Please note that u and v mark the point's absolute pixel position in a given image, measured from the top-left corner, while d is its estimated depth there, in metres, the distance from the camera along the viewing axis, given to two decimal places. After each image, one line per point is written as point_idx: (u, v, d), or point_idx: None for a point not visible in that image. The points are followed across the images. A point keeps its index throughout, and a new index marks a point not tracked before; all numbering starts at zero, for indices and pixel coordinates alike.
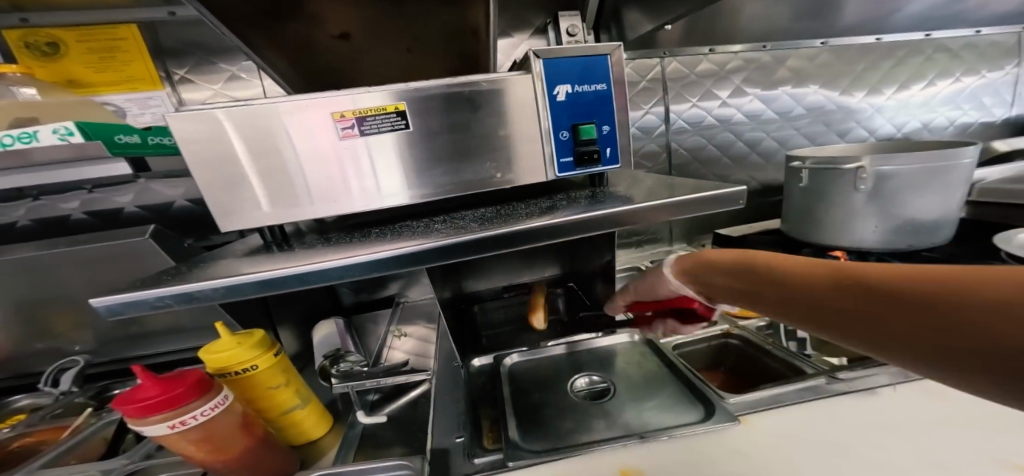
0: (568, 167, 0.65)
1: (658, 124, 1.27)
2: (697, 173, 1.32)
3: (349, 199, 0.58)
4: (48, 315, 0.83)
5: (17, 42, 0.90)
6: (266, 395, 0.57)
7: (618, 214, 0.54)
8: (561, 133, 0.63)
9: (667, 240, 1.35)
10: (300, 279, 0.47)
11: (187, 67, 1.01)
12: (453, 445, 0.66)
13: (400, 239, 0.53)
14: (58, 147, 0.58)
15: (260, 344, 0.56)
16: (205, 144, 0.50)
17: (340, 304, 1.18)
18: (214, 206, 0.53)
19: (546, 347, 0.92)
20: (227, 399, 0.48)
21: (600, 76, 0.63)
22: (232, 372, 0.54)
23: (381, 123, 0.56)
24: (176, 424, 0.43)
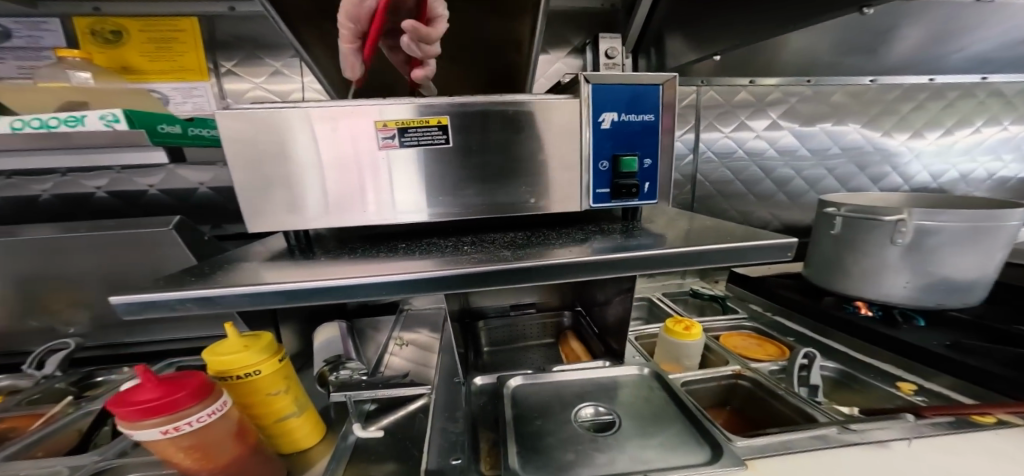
0: (602, 198, 0.62)
1: (687, 152, 1.25)
2: (720, 207, 1.30)
3: (370, 211, 0.58)
4: (46, 294, 0.86)
5: (84, 28, 0.95)
6: (264, 401, 0.57)
7: (646, 255, 0.52)
8: (600, 163, 0.61)
9: (682, 272, 1.33)
10: (327, 291, 0.47)
11: (235, 60, 1.04)
12: (450, 467, 0.63)
13: (429, 259, 0.53)
14: (104, 133, 0.60)
15: (267, 348, 0.56)
16: (249, 144, 0.52)
17: (345, 307, 1.18)
18: (246, 207, 0.54)
19: (551, 373, 0.90)
20: (225, 406, 0.48)
21: (650, 106, 0.59)
22: (235, 375, 0.53)
23: (422, 135, 0.57)
24: (170, 429, 0.43)
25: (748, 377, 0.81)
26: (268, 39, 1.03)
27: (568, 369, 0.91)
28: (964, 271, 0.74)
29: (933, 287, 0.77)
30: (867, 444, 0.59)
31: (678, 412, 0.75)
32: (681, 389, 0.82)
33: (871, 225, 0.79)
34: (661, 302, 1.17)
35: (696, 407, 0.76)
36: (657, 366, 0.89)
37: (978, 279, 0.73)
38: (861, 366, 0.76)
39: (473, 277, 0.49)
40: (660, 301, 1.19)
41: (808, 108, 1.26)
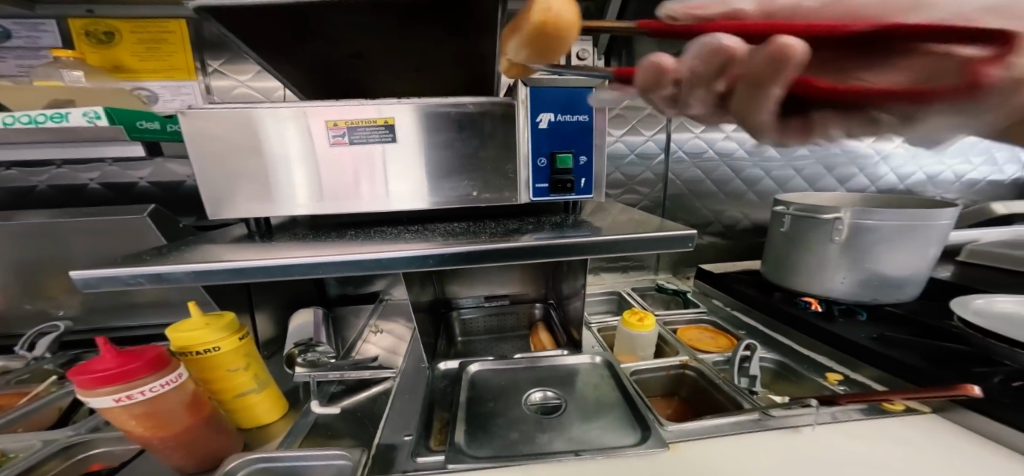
0: (542, 192, 0.66)
1: (657, 152, 1.28)
2: (689, 205, 1.34)
3: (355, 199, 0.64)
4: (41, 278, 0.93)
5: (79, 29, 1.01)
6: (223, 376, 0.62)
7: (574, 243, 0.57)
8: (539, 159, 0.65)
9: (654, 268, 1.36)
10: (270, 271, 0.53)
11: (221, 60, 1.10)
12: (401, 442, 0.70)
13: (372, 243, 0.58)
14: (86, 128, 0.66)
15: (227, 327, 0.61)
16: (214, 140, 0.58)
17: (326, 295, 1.23)
18: (208, 195, 0.60)
19: (510, 360, 0.95)
20: (179, 377, 0.53)
21: (584, 108, 0.64)
22: (195, 351, 0.58)
23: (367, 133, 0.61)
24: (122, 397, 0.48)
25: (693, 367, 0.86)
26: None
27: (530, 358, 0.96)
28: (900, 267, 0.75)
29: (870, 283, 0.80)
30: (781, 428, 0.63)
31: (618, 399, 0.79)
32: (630, 379, 0.86)
33: (814, 223, 0.82)
34: (630, 296, 1.19)
35: (639, 396, 0.80)
36: (609, 355, 0.94)
37: (912, 276, 0.74)
38: (798, 357, 0.80)
39: (433, 260, 0.55)
40: (630, 295, 1.22)
41: None
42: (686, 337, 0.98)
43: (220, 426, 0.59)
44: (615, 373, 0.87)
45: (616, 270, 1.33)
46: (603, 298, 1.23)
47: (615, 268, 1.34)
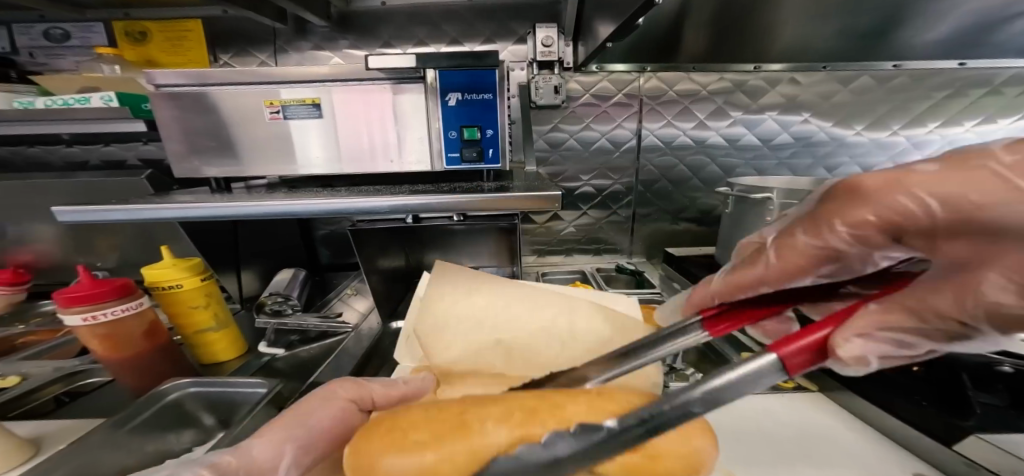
0: (455, 161, 0.81)
1: (629, 138, 1.23)
2: (666, 192, 1.30)
3: (375, 163, 0.83)
4: None
5: (122, 30, 1.21)
6: (186, 311, 0.73)
7: (466, 200, 0.73)
8: (451, 132, 0.79)
9: (625, 252, 1.36)
10: (227, 215, 0.70)
11: (230, 53, 1.26)
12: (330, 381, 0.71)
13: (311, 195, 0.75)
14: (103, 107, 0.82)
15: (189, 269, 0.71)
16: (204, 119, 0.81)
17: (317, 262, 1.37)
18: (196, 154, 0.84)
19: None
20: (138, 307, 0.63)
21: (488, 86, 0.76)
22: (161, 287, 0.69)
23: (301, 111, 0.80)
24: (89, 317, 0.58)
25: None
26: (253, 34, 1.24)
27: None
28: None
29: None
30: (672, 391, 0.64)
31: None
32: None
33: (750, 204, 0.81)
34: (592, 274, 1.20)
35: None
36: None
37: None
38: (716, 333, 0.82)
39: (421, 206, 0.72)
40: (593, 275, 1.22)
41: (758, 95, 1.22)
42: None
43: (175, 354, 0.70)
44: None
45: (587, 252, 1.34)
46: (567, 277, 1.25)
47: (588, 250, 1.35)
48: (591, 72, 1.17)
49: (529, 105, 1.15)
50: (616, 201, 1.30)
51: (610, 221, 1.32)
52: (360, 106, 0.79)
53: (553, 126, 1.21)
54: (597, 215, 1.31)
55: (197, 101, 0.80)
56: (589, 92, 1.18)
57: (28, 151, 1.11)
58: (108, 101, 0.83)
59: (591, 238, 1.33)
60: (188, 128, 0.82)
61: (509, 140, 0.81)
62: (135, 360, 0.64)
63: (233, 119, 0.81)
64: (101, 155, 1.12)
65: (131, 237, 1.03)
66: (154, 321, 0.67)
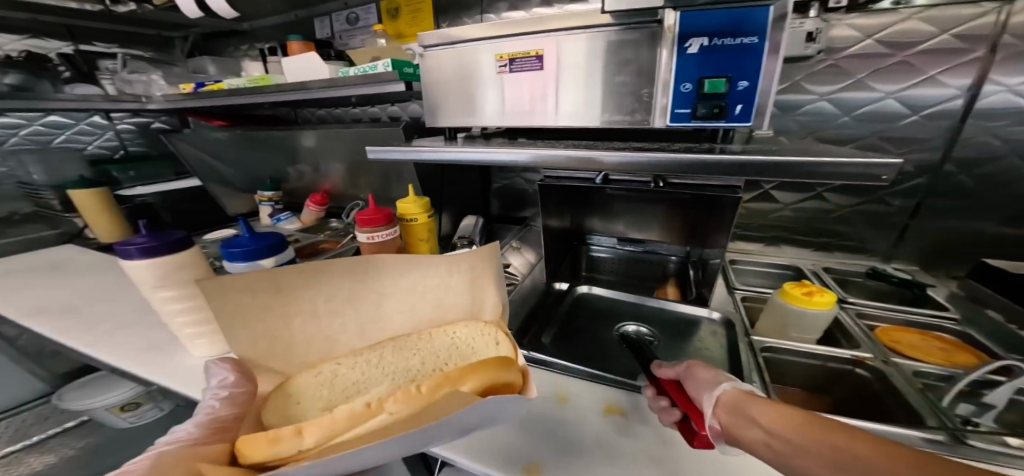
0: (684, 117, 0.64)
1: (954, 95, 0.80)
2: (1006, 180, 0.82)
3: (529, 115, 0.79)
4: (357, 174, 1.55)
5: (385, 11, 1.52)
6: (417, 242, 0.87)
7: (702, 156, 0.60)
8: (684, 85, 0.63)
9: (880, 252, 0.97)
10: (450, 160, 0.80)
11: (446, 21, 1.42)
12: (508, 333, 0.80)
13: (524, 149, 0.75)
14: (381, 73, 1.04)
15: (421, 207, 0.85)
16: (437, 74, 0.86)
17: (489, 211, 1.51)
18: (430, 110, 0.91)
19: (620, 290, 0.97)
20: (394, 234, 0.78)
21: (756, 25, 0.55)
22: (405, 219, 0.85)
23: (525, 65, 0.75)
24: (370, 236, 0.75)
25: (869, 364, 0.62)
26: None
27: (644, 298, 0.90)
28: None
29: None
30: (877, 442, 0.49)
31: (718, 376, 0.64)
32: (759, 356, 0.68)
33: None
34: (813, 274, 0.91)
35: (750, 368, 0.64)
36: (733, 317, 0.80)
37: None
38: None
39: (641, 165, 0.66)
40: (817, 275, 0.92)
41: None
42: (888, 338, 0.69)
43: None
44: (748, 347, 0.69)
45: (809, 246, 1.01)
46: (775, 272, 0.98)
47: (812, 245, 1.01)
48: (881, 10, 0.79)
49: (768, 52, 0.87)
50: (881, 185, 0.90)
51: (863, 210, 0.94)
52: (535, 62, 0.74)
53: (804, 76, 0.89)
54: (839, 201, 0.95)
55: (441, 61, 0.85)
56: (874, 37, 0.81)
57: (333, 112, 1.59)
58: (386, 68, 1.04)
59: (819, 229, 0.99)
60: (431, 83, 0.88)
61: (774, 94, 0.58)
62: None
63: (460, 79, 0.84)
64: (368, 115, 1.51)
65: (381, 177, 1.35)
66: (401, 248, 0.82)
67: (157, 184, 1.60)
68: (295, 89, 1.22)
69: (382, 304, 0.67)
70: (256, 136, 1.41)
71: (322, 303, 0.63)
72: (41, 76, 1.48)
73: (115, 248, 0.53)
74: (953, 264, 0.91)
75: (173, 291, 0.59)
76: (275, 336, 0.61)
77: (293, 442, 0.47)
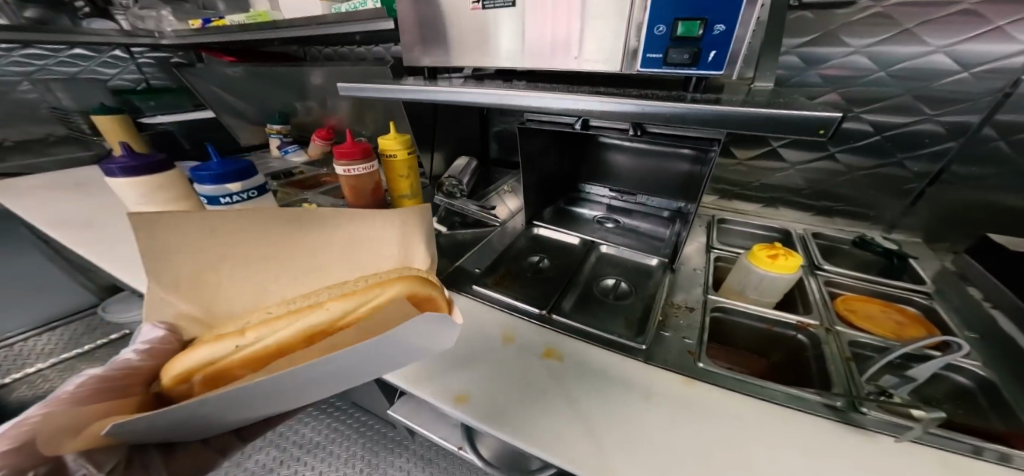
0: (655, 63, 0.52)
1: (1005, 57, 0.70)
2: None
3: (436, 53, 0.81)
4: (360, 116, 1.40)
5: None
6: (396, 179, 0.80)
7: (670, 108, 0.53)
8: (657, 28, 0.49)
9: (882, 223, 0.93)
10: (426, 95, 0.75)
11: None
12: (471, 270, 0.82)
13: (515, 92, 0.66)
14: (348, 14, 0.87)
15: (402, 143, 0.77)
16: (414, 10, 0.78)
17: (487, 156, 1.37)
18: (405, 46, 0.84)
19: (568, 233, 0.95)
20: (371, 168, 0.74)
21: None
22: (386, 156, 0.78)
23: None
24: (345, 169, 0.72)
25: (808, 331, 0.68)
26: None
27: (614, 247, 0.90)
28: None
29: None
30: (766, 405, 0.56)
31: (677, 326, 0.70)
32: (710, 314, 0.72)
33: None
34: (801, 242, 0.89)
35: (697, 320, 0.70)
36: (676, 267, 0.83)
37: None
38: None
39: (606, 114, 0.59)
40: (803, 241, 0.90)
41: None
42: (845, 307, 0.73)
43: None
44: (701, 304, 0.73)
45: (809, 210, 0.97)
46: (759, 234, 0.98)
47: (810, 208, 0.98)
48: None
49: (789, 5, 0.79)
50: (908, 148, 0.83)
51: (878, 175, 0.88)
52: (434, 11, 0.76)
53: (837, 28, 0.80)
54: (853, 164, 0.89)
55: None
56: None
57: (340, 50, 1.45)
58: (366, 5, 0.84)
59: (831, 193, 0.94)
60: (415, 21, 0.79)
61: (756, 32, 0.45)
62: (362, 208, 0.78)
63: (438, 17, 0.76)
64: (373, 54, 1.40)
65: (381, 109, 1.30)
66: (379, 182, 0.78)
67: (175, 114, 1.63)
68: (269, 27, 1.03)
69: (314, 252, 0.62)
70: (263, 73, 1.36)
71: (243, 243, 0.58)
72: (62, 13, 1.46)
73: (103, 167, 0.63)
74: (960, 230, 0.86)
75: (159, 209, 0.69)
76: (186, 277, 0.56)
77: (232, 341, 0.54)
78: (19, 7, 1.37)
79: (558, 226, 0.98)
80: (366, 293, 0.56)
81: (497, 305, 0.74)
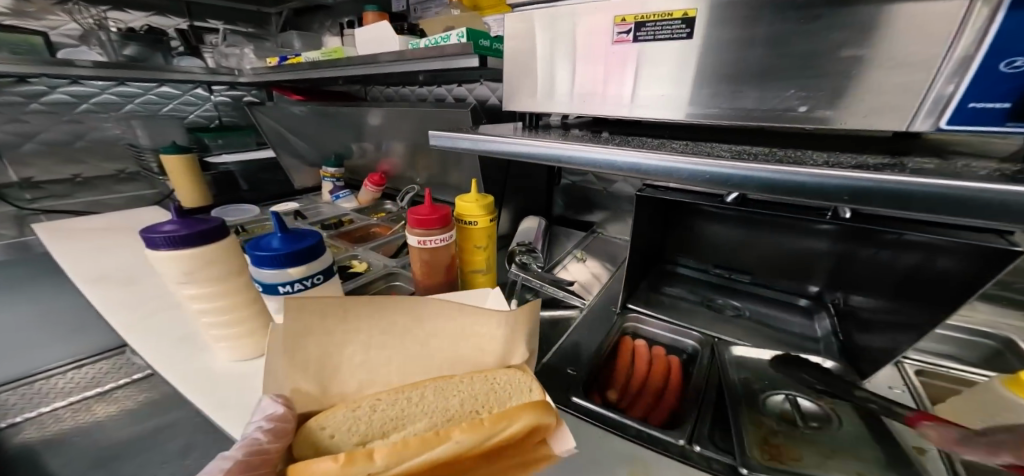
0: (991, 118, 0.31)
1: None
2: None
3: (537, 100, 0.60)
4: (416, 161, 1.27)
5: None
6: (471, 251, 0.63)
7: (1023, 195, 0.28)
8: (1012, 63, 0.29)
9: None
10: (542, 153, 0.56)
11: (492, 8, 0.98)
12: (563, 373, 0.60)
13: (669, 154, 0.44)
14: (429, 50, 0.74)
15: (486, 207, 0.60)
16: (520, 40, 0.58)
17: (550, 212, 1.20)
18: (505, 89, 0.64)
19: (678, 328, 0.72)
20: (448, 239, 0.57)
21: None
22: (462, 222, 0.61)
23: (658, 31, 0.46)
24: (422, 241, 0.55)
25: None
26: None
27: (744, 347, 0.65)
28: None
29: None
30: None
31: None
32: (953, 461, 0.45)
33: None
34: None
35: (947, 467, 0.44)
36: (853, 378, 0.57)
37: None
38: None
39: (822, 193, 0.36)
40: None
41: None
42: None
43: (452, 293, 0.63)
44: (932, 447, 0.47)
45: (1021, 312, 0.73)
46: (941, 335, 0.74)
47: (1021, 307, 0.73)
48: None
49: None
50: None
51: None
52: (546, 41, 0.56)
53: None
54: None
55: (544, 27, 0.55)
56: None
57: (402, 91, 1.37)
58: (455, 38, 0.69)
59: None
60: (517, 56, 0.59)
61: None
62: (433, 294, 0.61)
63: (547, 53, 0.56)
64: (434, 95, 1.30)
65: (437, 156, 1.18)
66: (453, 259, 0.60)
67: (239, 153, 1.61)
68: (342, 64, 0.94)
69: (433, 341, 0.47)
70: (327, 112, 1.30)
71: (378, 323, 0.44)
72: (158, 50, 1.36)
73: (142, 235, 0.42)
74: None
75: (205, 292, 0.48)
76: (307, 358, 0.42)
77: (361, 467, 0.35)
78: (119, 43, 1.28)
79: (659, 314, 0.75)
80: (493, 424, 0.39)
81: (602, 422, 0.50)
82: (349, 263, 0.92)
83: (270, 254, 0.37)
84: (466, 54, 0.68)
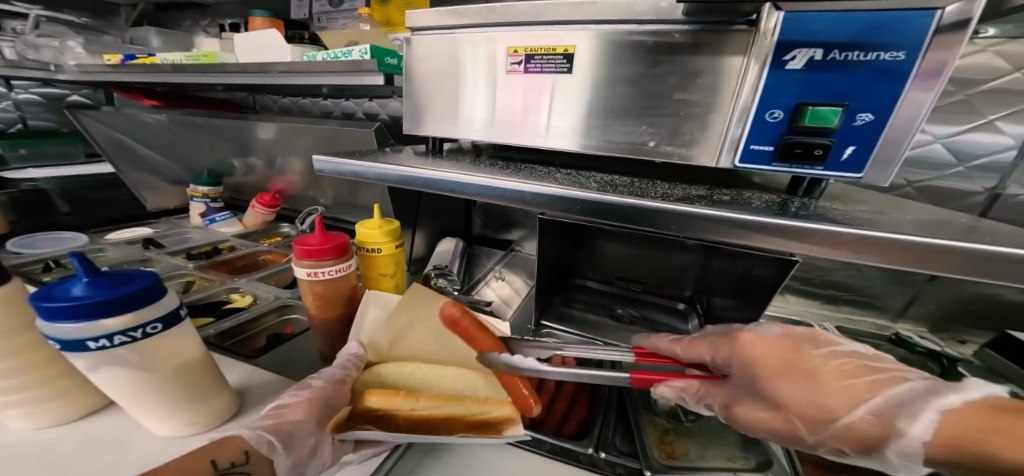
0: (765, 158, 0.39)
1: None
2: None
3: (438, 123, 0.60)
4: (319, 180, 1.16)
5: None
6: (376, 279, 0.58)
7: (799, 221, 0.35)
8: (770, 113, 0.37)
9: (887, 314, 0.81)
10: (407, 178, 0.51)
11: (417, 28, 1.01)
12: None
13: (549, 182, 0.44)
14: (325, 64, 0.69)
15: (392, 233, 0.56)
16: (426, 63, 0.57)
17: (469, 231, 1.19)
18: (407, 112, 0.62)
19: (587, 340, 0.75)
20: (347, 269, 0.51)
21: (807, 29, 0.33)
22: (366, 249, 0.56)
23: (545, 64, 0.49)
24: (312, 273, 0.49)
25: None
26: None
27: None
28: None
29: None
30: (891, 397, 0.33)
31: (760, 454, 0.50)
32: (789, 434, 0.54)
33: None
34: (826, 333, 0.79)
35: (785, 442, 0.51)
36: None
37: None
38: None
39: (677, 212, 0.39)
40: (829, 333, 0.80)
41: None
42: None
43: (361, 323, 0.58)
44: None
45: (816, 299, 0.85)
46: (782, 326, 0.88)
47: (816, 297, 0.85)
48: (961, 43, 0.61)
49: None
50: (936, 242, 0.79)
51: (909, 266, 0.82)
52: (449, 63, 0.55)
53: None
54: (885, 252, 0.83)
55: (447, 52, 0.55)
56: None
57: (301, 103, 1.25)
58: (358, 53, 0.66)
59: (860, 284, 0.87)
60: (422, 77, 0.58)
61: (913, 130, 0.34)
62: (329, 330, 0.54)
63: (449, 76, 0.56)
64: (340, 109, 1.21)
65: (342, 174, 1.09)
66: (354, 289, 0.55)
67: (70, 169, 1.28)
68: (219, 70, 0.81)
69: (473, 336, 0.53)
70: (201, 122, 1.11)
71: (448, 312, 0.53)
72: None
73: None
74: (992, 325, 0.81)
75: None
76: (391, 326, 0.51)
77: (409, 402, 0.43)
78: None
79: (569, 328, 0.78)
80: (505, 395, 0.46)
81: (543, 450, 0.48)
82: (227, 298, 0.78)
83: (66, 303, 0.28)
84: (368, 71, 0.65)
